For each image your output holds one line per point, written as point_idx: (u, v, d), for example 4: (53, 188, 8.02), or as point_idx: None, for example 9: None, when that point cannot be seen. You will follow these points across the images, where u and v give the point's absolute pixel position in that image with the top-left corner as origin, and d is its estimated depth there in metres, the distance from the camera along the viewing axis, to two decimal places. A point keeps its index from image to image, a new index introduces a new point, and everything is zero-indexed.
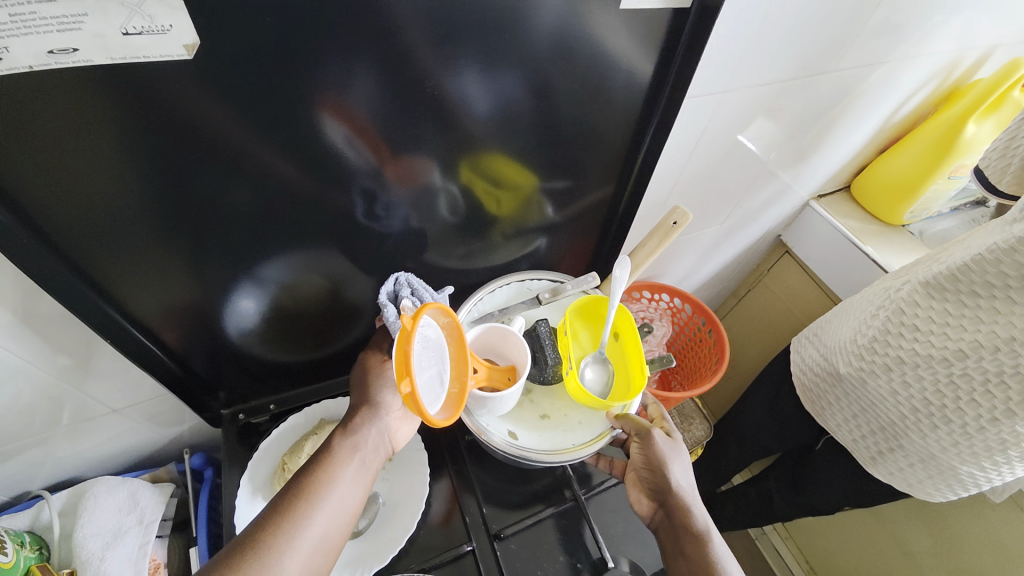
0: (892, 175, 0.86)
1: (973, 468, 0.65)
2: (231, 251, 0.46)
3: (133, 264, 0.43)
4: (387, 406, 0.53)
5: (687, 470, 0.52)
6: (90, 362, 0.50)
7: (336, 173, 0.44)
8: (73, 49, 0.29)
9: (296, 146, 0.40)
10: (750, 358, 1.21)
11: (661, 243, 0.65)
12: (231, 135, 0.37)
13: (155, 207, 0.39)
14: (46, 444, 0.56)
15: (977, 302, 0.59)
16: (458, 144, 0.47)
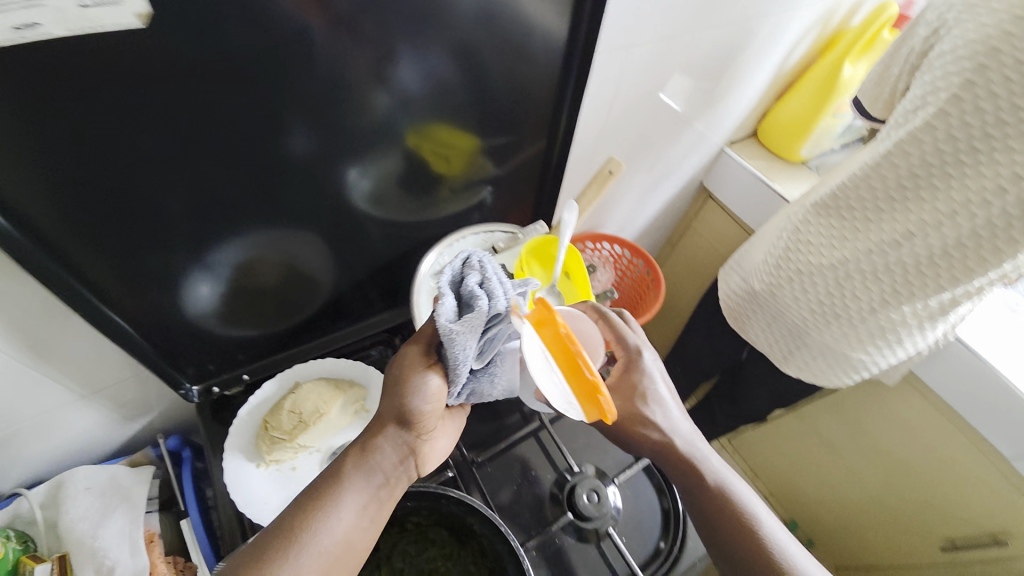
0: (789, 116, 0.98)
1: (863, 354, 0.78)
2: (196, 224, 0.48)
3: (107, 241, 0.44)
4: (424, 427, 0.47)
5: (658, 400, 0.56)
6: (58, 348, 0.50)
7: (292, 140, 0.47)
8: (35, 23, 0.31)
9: (254, 113, 0.43)
10: (688, 297, 1.33)
11: (600, 190, 0.69)
12: (195, 108, 0.40)
13: (118, 179, 0.41)
14: (16, 442, 0.56)
15: (853, 215, 0.71)
16: (388, 109, 0.50)
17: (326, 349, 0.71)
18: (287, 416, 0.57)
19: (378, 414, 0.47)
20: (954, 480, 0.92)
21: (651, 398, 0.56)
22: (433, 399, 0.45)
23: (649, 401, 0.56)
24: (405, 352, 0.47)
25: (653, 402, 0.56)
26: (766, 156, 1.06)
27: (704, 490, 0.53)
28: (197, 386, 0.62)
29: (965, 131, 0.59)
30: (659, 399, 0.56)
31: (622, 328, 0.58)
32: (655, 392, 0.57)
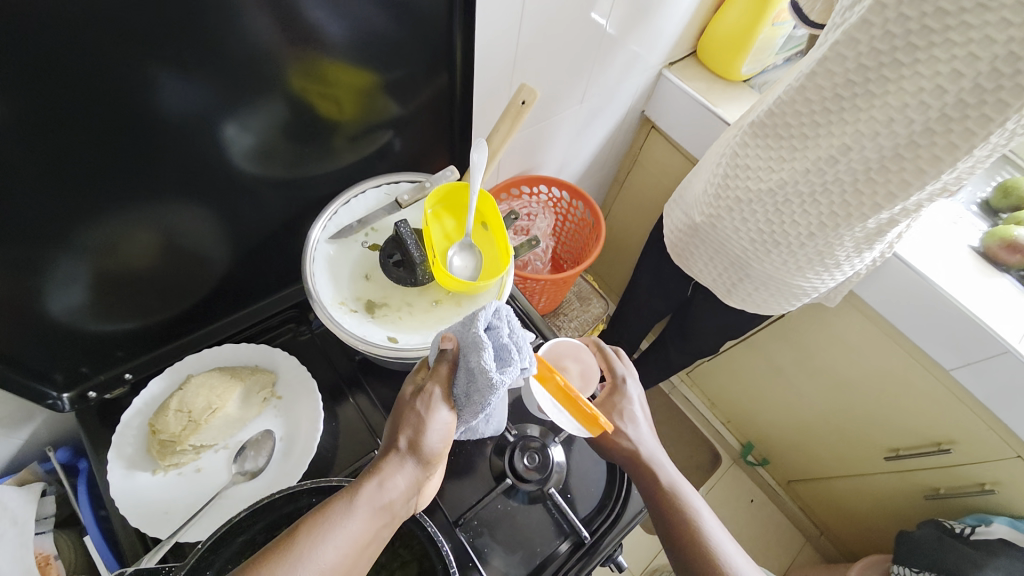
0: (727, 30, 0.90)
1: (803, 280, 0.77)
2: (32, 200, 0.40)
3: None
4: (436, 459, 0.43)
5: (632, 416, 0.60)
6: None
7: (165, 92, 0.41)
8: None
9: (114, 62, 0.37)
10: (639, 236, 1.29)
11: (514, 126, 0.61)
12: (33, 57, 0.34)
13: None
14: None
15: (789, 133, 0.66)
16: (274, 49, 0.44)
17: (229, 334, 0.63)
18: (174, 417, 0.51)
19: (390, 440, 0.42)
20: (896, 392, 0.95)
21: (626, 412, 0.60)
22: (447, 432, 0.43)
23: (625, 414, 0.60)
24: (434, 382, 0.43)
25: (628, 416, 0.60)
26: (707, 77, 0.98)
27: (663, 497, 0.55)
28: (69, 394, 0.54)
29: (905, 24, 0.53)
30: (632, 413, 0.60)
31: (612, 357, 0.64)
32: (631, 408, 0.61)
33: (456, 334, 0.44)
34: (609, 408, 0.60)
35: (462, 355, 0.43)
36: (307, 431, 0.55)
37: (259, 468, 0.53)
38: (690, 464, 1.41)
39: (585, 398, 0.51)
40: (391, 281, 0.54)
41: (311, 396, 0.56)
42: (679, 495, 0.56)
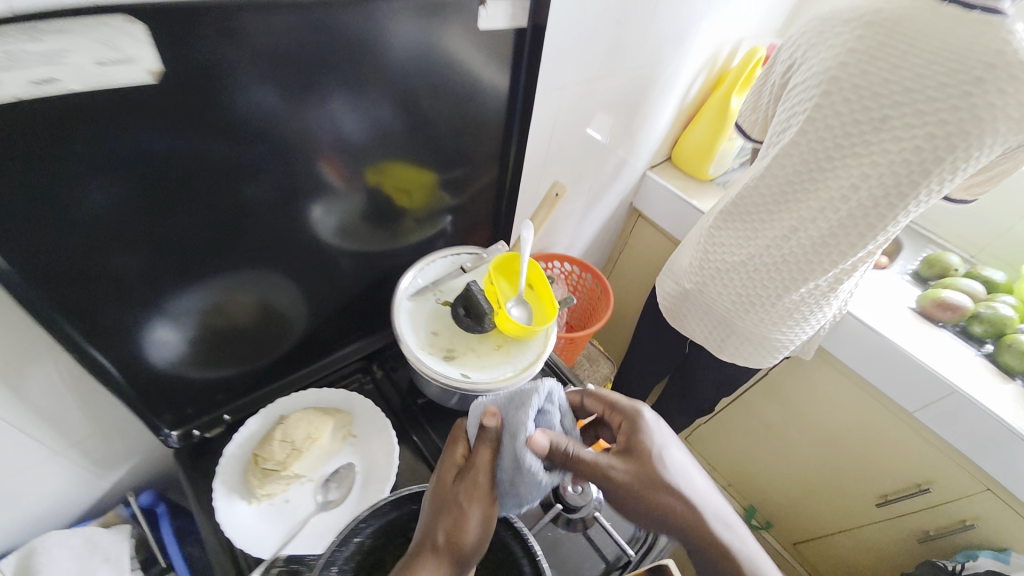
0: (693, 142, 1.16)
1: (780, 335, 0.93)
2: (162, 278, 0.48)
3: (26, 310, 0.41)
4: (472, 552, 0.46)
5: (678, 467, 0.52)
6: (34, 402, 0.49)
7: (254, 187, 0.49)
8: (52, 78, 0.33)
9: (238, 167, 0.46)
10: (632, 307, 1.46)
11: (550, 212, 0.78)
12: (133, 168, 0.40)
13: (85, 244, 0.41)
14: None
15: (752, 218, 0.87)
16: (345, 150, 0.54)
17: (306, 382, 0.73)
18: (279, 446, 0.58)
19: (430, 527, 0.46)
20: (874, 435, 1.06)
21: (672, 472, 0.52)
22: (484, 521, 0.47)
23: (626, 476, 0.50)
24: (478, 467, 0.49)
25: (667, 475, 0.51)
26: (681, 177, 1.23)
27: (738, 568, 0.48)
28: (176, 431, 0.61)
29: (823, 143, 0.75)
30: (672, 458, 0.53)
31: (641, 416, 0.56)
32: (673, 455, 0.54)
33: (499, 412, 0.50)
34: (646, 471, 0.51)
35: (509, 436, 0.48)
36: (382, 464, 0.62)
37: (339, 498, 0.60)
38: None
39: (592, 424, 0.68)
40: (461, 329, 0.66)
41: (382, 434, 0.65)
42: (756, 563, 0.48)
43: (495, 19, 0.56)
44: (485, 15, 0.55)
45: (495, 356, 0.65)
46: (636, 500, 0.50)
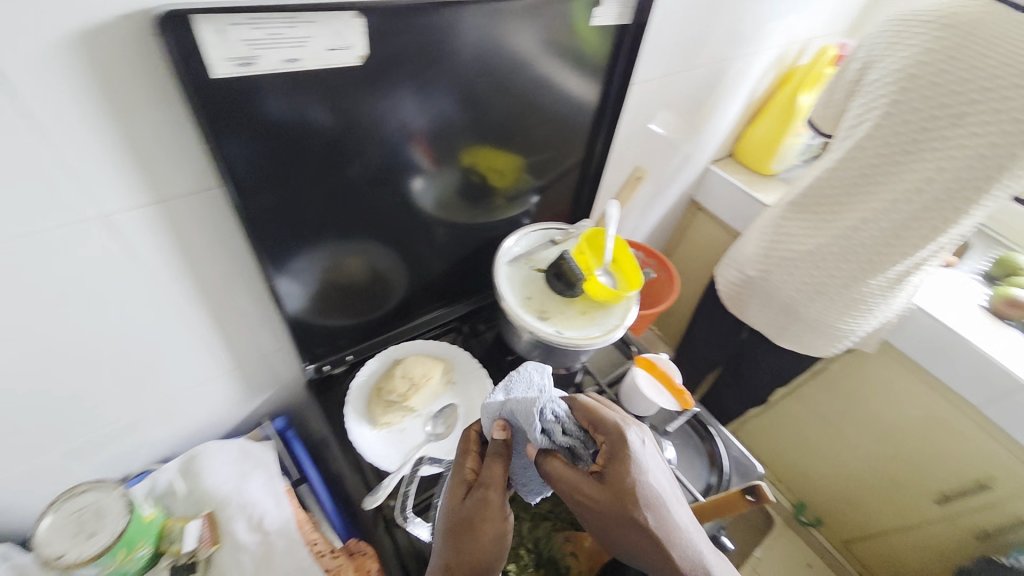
0: (760, 137, 1.19)
1: (845, 323, 0.95)
2: (292, 242, 0.60)
3: (228, 241, 0.55)
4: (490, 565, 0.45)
5: (653, 493, 0.47)
6: (220, 321, 0.62)
7: (353, 167, 0.58)
8: (297, 58, 0.46)
9: (341, 150, 0.55)
10: (686, 300, 1.51)
11: (632, 192, 0.88)
12: (260, 154, 0.50)
13: (242, 216, 0.53)
14: (168, 408, 0.67)
15: (822, 209, 0.91)
16: (433, 134, 0.62)
17: (411, 336, 0.83)
18: (400, 381, 0.68)
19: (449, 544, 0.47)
20: (939, 431, 1.07)
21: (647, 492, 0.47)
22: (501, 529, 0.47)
23: (611, 502, 0.46)
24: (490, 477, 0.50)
25: (648, 496, 0.46)
26: (744, 171, 1.27)
27: None
28: (312, 365, 0.74)
29: (897, 136, 0.79)
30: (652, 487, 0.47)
31: (602, 410, 0.52)
32: (649, 487, 0.47)
33: (506, 424, 0.52)
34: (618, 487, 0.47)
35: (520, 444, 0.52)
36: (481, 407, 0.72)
37: (445, 431, 0.69)
38: None
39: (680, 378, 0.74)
40: (554, 292, 0.74)
41: (480, 382, 0.74)
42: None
43: (606, 17, 0.67)
44: (599, 13, 0.66)
45: (582, 319, 0.72)
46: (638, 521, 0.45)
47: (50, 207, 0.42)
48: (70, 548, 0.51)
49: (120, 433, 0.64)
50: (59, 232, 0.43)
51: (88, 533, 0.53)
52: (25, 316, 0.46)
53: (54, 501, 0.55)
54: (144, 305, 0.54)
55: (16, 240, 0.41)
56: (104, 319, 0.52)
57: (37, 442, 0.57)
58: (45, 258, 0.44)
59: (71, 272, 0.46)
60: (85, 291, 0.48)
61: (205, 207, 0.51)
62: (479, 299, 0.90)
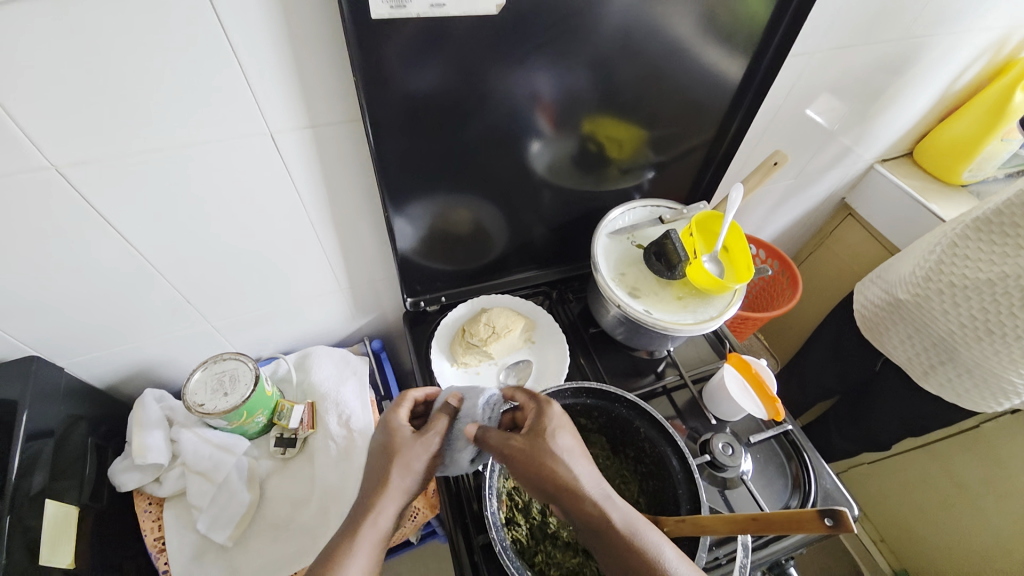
0: (952, 137, 0.97)
1: (1019, 377, 0.76)
2: (414, 186, 0.65)
3: (363, 174, 0.63)
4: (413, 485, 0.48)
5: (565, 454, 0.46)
6: (344, 245, 0.72)
7: (478, 121, 0.61)
8: (442, 5, 0.48)
9: (470, 104, 0.59)
10: (809, 315, 1.33)
11: (764, 178, 0.79)
12: (401, 100, 0.55)
13: (376, 156, 0.59)
14: (296, 311, 0.80)
15: (1018, 231, 0.72)
16: (555, 94, 0.62)
17: (503, 291, 0.86)
18: (483, 327, 0.73)
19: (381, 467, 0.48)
20: None
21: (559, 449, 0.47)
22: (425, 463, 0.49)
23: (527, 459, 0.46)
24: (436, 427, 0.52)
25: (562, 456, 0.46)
26: (920, 177, 1.05)
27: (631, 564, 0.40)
28: (411, 299, 0.81)
29: None
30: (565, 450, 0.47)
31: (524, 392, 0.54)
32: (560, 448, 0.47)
33: (460, 394, 0.57)
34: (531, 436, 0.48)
35: (463, 419, 0.54)
36: (554, 369, 0.73)
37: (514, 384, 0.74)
38: None
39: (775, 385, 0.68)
40: (651, 271, 0.71)
41: (558, 347, 0.76)
42: (619, 523, 0.41)
43: None
44: None
45: (676, 304, 0.69)
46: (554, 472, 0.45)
47: (234, 121, 0.51)
48: (210, 400, 0.65)
49: (259, 324, 0.79)
50: (236, 143, 0.53)
51: (225, 391, 0.66)
52: (207, 209, 0.58)
53: (207, 360, 0.70)
54: (289, 220, 0.64)
55: (208, 145, 0.52)
56: (259, 227, 0.63)
57: (204, 313, 0.72)
58: (225, 164, 0.54)
59: (242, 179, 0.57)
60: (249, 197, 0.59)
61: (346, 137, 0.58)
62: (574, 268, 0.90)
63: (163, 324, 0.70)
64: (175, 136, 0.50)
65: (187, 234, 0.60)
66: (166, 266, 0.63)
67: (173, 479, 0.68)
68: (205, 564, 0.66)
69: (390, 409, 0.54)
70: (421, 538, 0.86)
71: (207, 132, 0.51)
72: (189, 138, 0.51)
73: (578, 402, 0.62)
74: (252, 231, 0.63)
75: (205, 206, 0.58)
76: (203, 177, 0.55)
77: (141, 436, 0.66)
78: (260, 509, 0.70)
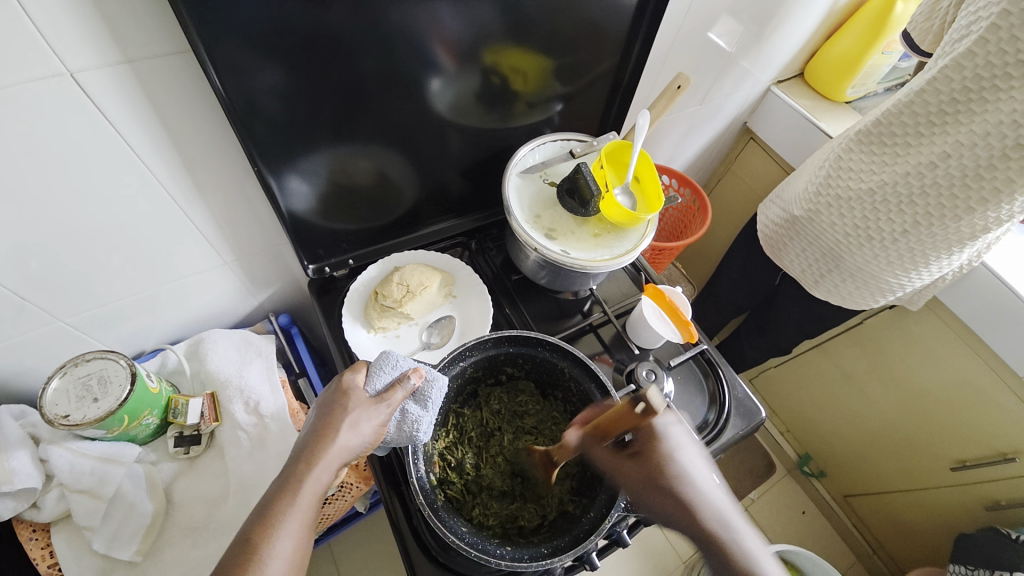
0: (838, 55, 1.01)
1: (894, 276, 0.85)
2: (290, 136, 0.56)
3: (220, 122, 0.53)
4: (356, 453, 0.45)
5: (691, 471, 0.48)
6: (217, 212, 0.62)
7: (356, 55, 0.52)
8: None
9: (342, 32, 0.49)
10: (720, 239, 1.41)
11: (669, 104, 0.77)
12: (247, 27, 0.45)
13: (228, 100, 0.49)
14: (174, 296, 0.69)
15: (895, 140, 0.77)
16: (443, 17, 0.54)
17: (418, 247, 0.81)
18: (396, 287, 0.68)
19: (322, 427, 0.44)
20: (970, 402, 0.99)
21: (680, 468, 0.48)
22: (372, 432, 0.46)
23: (637, 478, 0.49)
24: (391, 401, 0.48)
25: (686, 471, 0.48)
26: (812, 96, 1.10)
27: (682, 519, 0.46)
28: (313, 266, 0.73)
29: (1003, 58, 0.63)
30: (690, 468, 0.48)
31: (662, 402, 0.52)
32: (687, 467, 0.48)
33: (425, 376, 0.51)
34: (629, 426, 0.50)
35: (412, 404, 0.51)
36: (478, 321, 0.71)
37: (437, 342, 0.70)
38: (743, 465, 1.45)
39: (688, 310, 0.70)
40: (565, 210, 0.69)
41: (479, 298, 0.73)
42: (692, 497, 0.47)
43: None
44: None
45: (594, 242, 0.68)
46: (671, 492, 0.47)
47: (14, 59, 0.39)
48: (76, 410, 0.56)
49: (131, 316, 0.68)
50: (28, 91, 0.41)
51: (94, 397, 0.57)
52: (12, 181, 0.46)
53: (65, 363, 0.59)
54: (135, 189, 0.53)
55: None
56: (96, 201, 0.52)
57: (53, 310, 0.60)
58: (19, 118, 0.42)
59: (52, 138, 0.45)
60: (70, 162, 0.47)
61: (182, 75, 0.47)
62: (491, 214, 0.86)
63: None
64: None
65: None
66: None
67: (53, 502, 0.59)
68: None
69: (352, 365, 0.49)
70: (366, 509, 0.84)
71: None
72: None
73: (502, 352, 0.60)
74: (88, 204, 0.52)
75: (7, 177, 0.45)
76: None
77: (0, 462, 0.56)
78: (170, 514, 0.64)
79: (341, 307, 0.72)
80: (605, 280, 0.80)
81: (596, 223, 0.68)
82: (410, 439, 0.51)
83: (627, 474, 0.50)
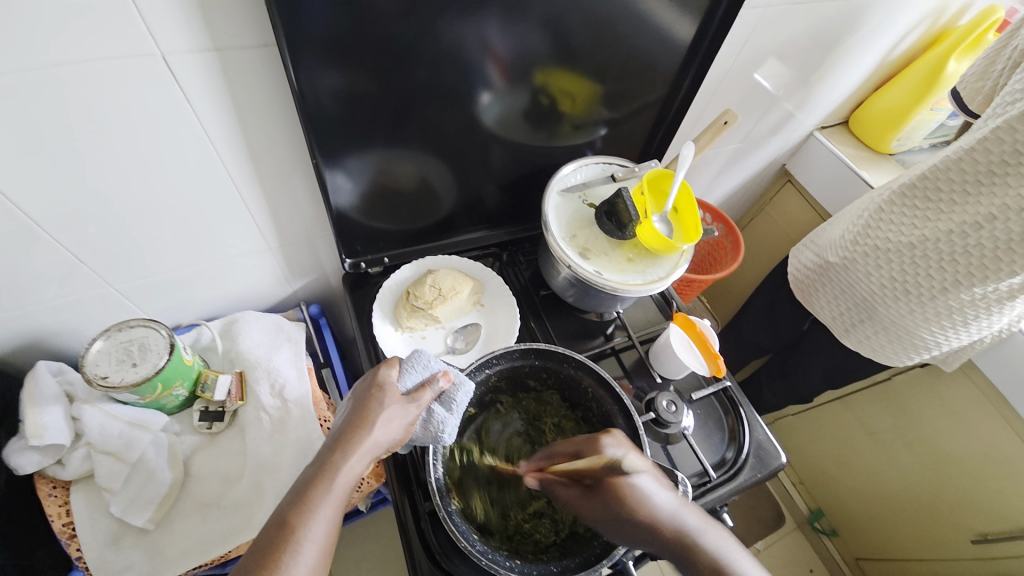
0: (887, 105, 1.01)
1: (927, 332, 0.83)
2: (348, 134, 0.59)
3: (284, 115, 0.56)
4: (386, 448, 0.46)
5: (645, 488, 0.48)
6: (269, 198, 0.65)
7: (418, 63, 0.55)
8: None
9: (408, 40, 0.52)
10: (747, 278, 1.40)
11: (713, 138, 0.79)
12: (324, 28, 0.48)
13: (299, 96, 0.52)
14: (217, 275, 0.72)
15: (940, 195, 0.76)
16: (502, 34, 0.56)
17: (451, 253, 0.82)
18: (429, 289, 0.70)
19: (356, 419, 0.45)
20: (1000, 474, 0.94)
21: (635, 489, 0.48)
22: (401, 429, 0.47)
23: (596, 512, 0.50)
24: (420, 401, 0.49)
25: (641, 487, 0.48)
26: (855, 145, 1.10)
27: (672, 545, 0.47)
28: (350, 260, 0.75)
29: None
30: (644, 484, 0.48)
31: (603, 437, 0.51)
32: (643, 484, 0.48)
33: (454, 380, 0.52)
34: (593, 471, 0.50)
35: (441, 407, 0.51)
36: (504, 331, 0.72)
37: (461, 348, 0.71)
38: (750, 512, 1.40)
39: (717, 343, 0.70)
40: (602, 233, 0.69)
41: (507, 309, 0.74)
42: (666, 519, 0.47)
43: None
44: None
45: (628, 267, 0.68)
46: (633, 517, 0.47)
47: (113, 38, 0.42)
48: (115, 372, 0.58)
49: (174, 289, 0.71)
50: (120, 69, 0.44)
51: (133, 362, 0.59)
52: (90, 149, 0.49)
53: (110, 327, 0.62)
54: (198, 169, 0.56)
55: (82, 67, 0.43)
56: (161, 176, 0.55)
57: (103, 274, 0.63)
58: (108, 90, 0.45)
59: (133, 109, 0.48)
60: (145, 136, 0.50)
61: (258, 68, 0.50)
62: (525, 229, 0.87)
63: (51, 292, 0.61)
64: (35, 53, 0.41)
65: (68, 180, 0.50)
66: (48, 221, 0.53)
67: (78, 460, 0.61)
68: (124, 549, 0.62)
69: (387, 360, 0.50)
70: (368, 507, 0.84)
71: (77, 47, 0.42)
72: (55, 56, 0.41)
73: (527, 363, 0.60)
74: (154, 177, 0.55)
75: (88, 144, 0.48)
76: (80, 113, 0.46)
77: (36, 414, 0.58)
78: (185, 487, 0.66)
79: (372, 303, 0.74)
80: (632, 305, 0.80)
81: (631, 247, 0.69)
82: (434, 439, 0.51)
83: (587, 505, 0.50)
